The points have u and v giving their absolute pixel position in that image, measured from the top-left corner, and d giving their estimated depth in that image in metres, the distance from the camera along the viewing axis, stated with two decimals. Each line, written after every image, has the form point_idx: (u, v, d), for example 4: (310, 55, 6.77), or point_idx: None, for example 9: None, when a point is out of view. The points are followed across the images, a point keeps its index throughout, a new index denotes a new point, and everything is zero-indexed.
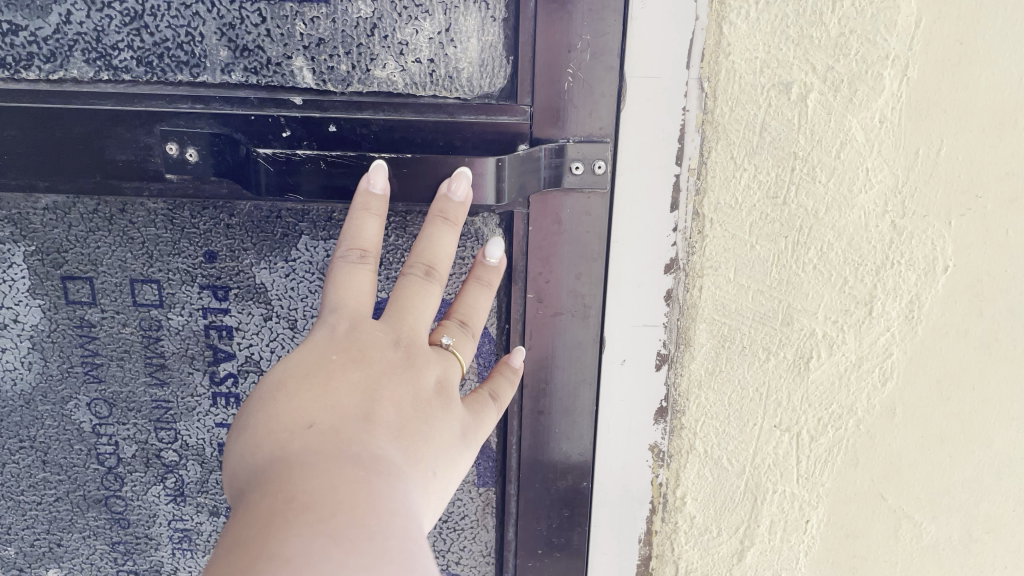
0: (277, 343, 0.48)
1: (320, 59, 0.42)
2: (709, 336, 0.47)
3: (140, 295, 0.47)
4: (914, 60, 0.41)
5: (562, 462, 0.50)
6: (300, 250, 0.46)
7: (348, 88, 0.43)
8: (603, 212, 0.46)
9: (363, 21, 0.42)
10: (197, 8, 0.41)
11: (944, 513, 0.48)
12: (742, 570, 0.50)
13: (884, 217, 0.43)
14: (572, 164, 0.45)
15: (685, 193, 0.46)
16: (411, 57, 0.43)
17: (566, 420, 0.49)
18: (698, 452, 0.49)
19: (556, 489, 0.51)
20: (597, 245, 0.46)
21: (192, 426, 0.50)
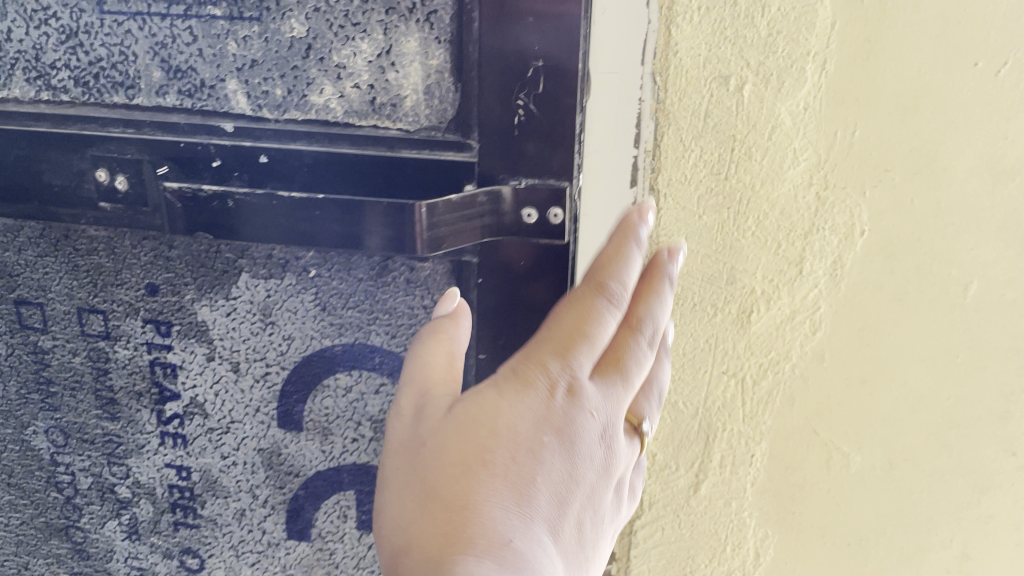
0: (218, 381, 0.61)
1: (256, 83, 0.52)
2: None
3: (88, 325, 0.61)
4: (830, 56, 0.50)
5: None
6: (240, 288, 0.58)
7: (283, 113, 0.52)
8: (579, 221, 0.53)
9: (299, 42, 0.51)
10: (130, 28, 0.52)
11: (867, 445, 0.59)
12: (697, 499, 0.60)
13: (810, 189, 0.52)
14: (527, 212, 0.50)
15: (642, 171, 0.53)
16: (349, 81, 0.51)
17: None
18: None
19: None
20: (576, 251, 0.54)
21: (140, 463, 0.65)
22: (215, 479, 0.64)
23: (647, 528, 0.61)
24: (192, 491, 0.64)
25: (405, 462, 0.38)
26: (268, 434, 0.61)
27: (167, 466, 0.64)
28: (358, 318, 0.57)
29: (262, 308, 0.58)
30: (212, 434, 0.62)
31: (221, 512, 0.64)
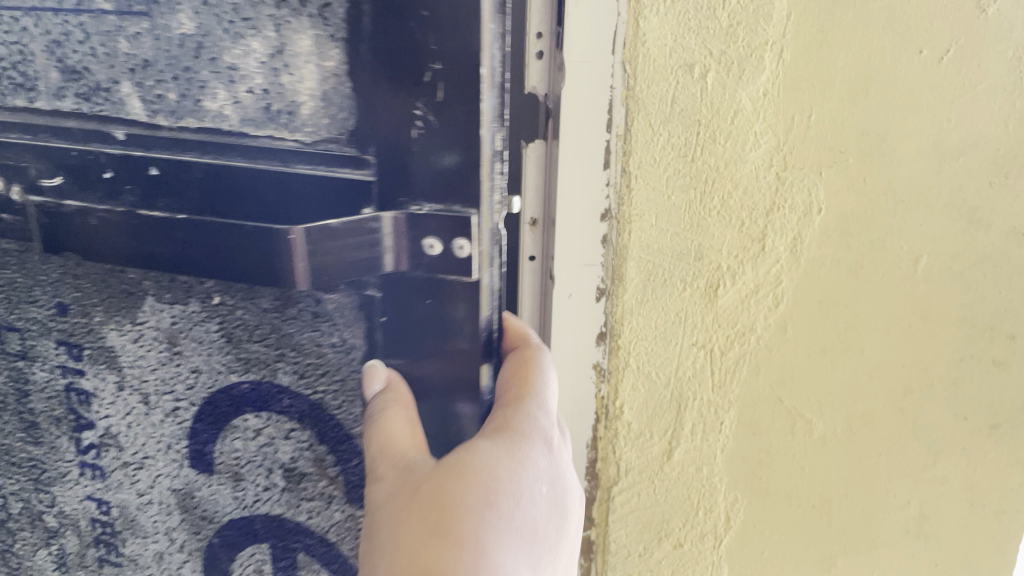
0: (130, 413, 0.56)
1: (149, 88, 0.47)
2: (638, 271, 0.59)
3: (8, 339, 0.57)
4: (787, 45, 0.54)
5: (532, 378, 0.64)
6: (148, 313, 0.53)
7: (176, 121, 0.47)
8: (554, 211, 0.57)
9: (189, 40, 0.45)
10: (26, 22, 0.47)
11: (828, 411, 0.63)
12: (671, 466, 0.63)
13: (771, 171, 0.56)
14: (428, 242, 0.44)
15: (614, 155, 0.56)
16: (242, 86, 0.45)
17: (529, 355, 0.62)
18: (632, 368, 0.61)
19: None
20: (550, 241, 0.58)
21: (65, 492, 0.60)
22: (134, 518, 0.59)
23: (623, 494, 0.64)
24: (114, 527, 0.60)
25: (384, 516, 0.42)
26: (179, 473, 0.57)
27: (89, 498, 0.60)
28: (263, 354, 0.53)
29: (168, 336, 0.53)
30: (127, 469, 0.58)
31: (141, 554, 0.60)
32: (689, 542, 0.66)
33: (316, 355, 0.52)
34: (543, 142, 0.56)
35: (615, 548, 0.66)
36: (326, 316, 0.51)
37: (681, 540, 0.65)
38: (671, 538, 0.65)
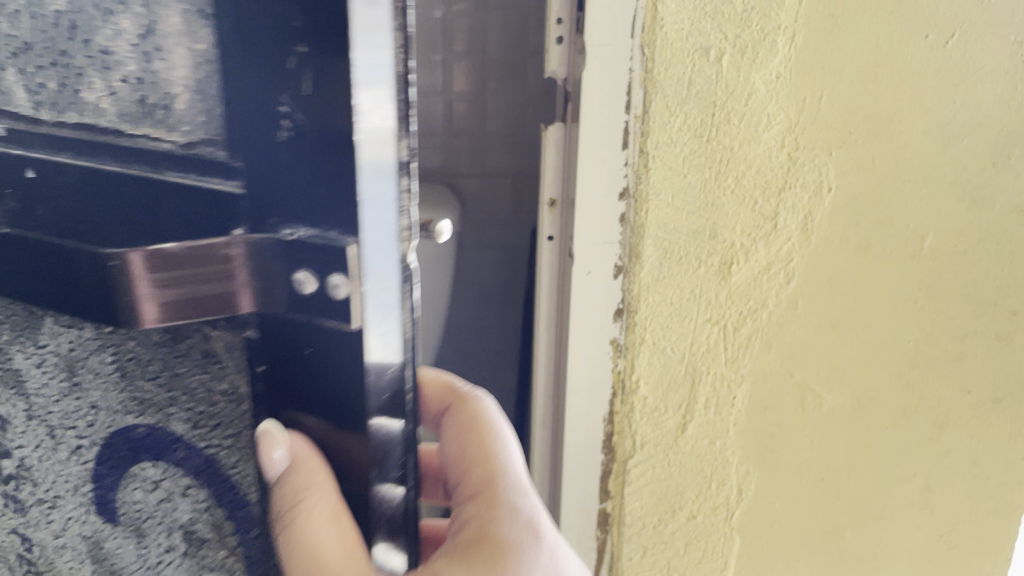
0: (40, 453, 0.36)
1: (29, 71, 0.30)
2: (655, 249, 0.61)
3: None
4: (799, 29, 0.56)
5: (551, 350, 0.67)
6: (47, 332, 0.34)
7: (53, 115, 0.30)
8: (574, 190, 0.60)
9: (61, 16, 0.29)
10: None
11: (836, 385, 0.65)
12: (685, 439, 0.66)
13: (783, 151, 0.58)
14: (302, 276, 0.27)
15: (633, 135, 0.58)
16: (116, 73, 0.28)
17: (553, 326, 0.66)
18: (648, 344, 0.63)
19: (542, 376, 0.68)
20: (569, 218, 0.62)
21: None
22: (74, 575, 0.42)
23: (639, 467, 0.66)
24: None
25: None
26: (87, 521, 0.36)
27: None
28: (169, 398, 0.32)
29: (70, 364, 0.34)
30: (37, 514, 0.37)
31: None
32: (702, 514, 0.68)
33: (213, 399, 0.32)
34: (562, 125, 0.60)
35: (631, 520, 0.68)
36: (217, 357, 0.31)
37: (694, 512, 0.68)
38: (685, 510, 0.68)
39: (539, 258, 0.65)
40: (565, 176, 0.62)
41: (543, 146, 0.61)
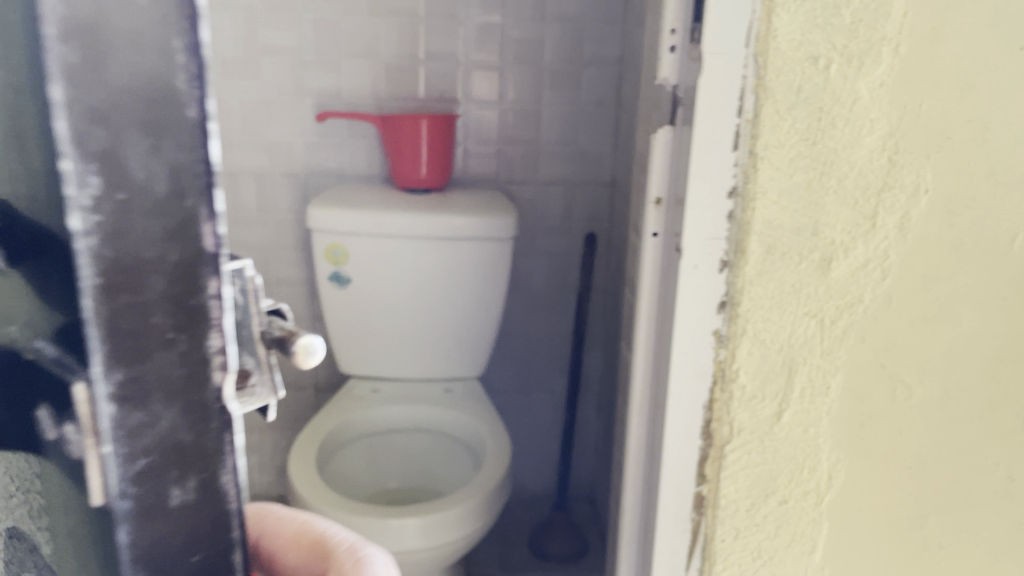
0: None
1: None
2: (760, 245, 0.65)
3: None
4: (903, 40, 0.60)
5: (653, 337, 0.71)
6: None
7: None
8: (684, 190, 0.65)
9: None
10: None
11: (926, 377, 0.68)
12: (780, 426, 0.69)
13: (884, 154, 0.62)
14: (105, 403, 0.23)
15: (743, 137, 0.62)
16: None
17: (657, 316, 0.70)
18: (749, 335, 0.67)
19: (644, 362, 0.72)
20: (676, 217, 0.67)
21: None
22: None
23: (735, 452, 0.70)
24: None
25: None
26: None
27: None
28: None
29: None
30: None
31: None
32: (793, 499, 0.72)
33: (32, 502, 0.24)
34: (672, 129, 0.67)
35: (725, 503, 0.72)
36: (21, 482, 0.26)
37: (786, 497, 0.72)
38: (777, 494, 0.71)
39: (644, 253, 0.70)
40: (672, 177, 0.67)
41: (653, 147, 0.68)
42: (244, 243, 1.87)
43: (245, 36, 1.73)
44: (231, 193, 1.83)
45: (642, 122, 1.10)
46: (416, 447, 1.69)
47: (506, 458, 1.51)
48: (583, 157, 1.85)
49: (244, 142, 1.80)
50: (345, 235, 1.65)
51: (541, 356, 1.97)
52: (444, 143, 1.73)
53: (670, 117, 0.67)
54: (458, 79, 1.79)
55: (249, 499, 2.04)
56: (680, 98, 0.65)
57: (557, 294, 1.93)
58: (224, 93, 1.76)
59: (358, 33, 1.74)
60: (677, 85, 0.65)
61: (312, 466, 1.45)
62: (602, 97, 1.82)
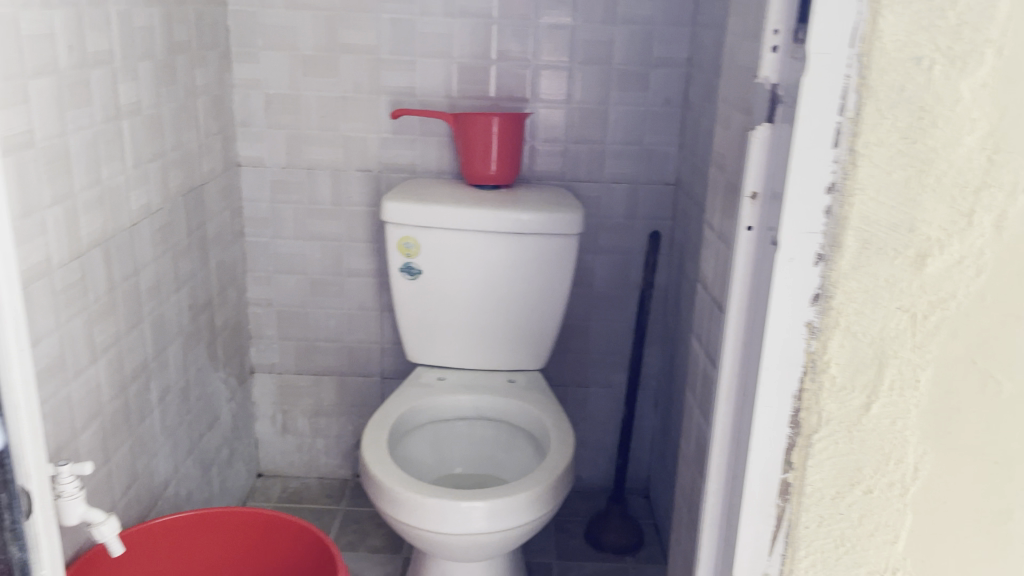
0: None
1: None
2: (856, 239, 0.67)
3: None
4: (1006, 43, 0.61)
5: (744, 328, 0.73)
6: None
7: None
8: (782, 184, 0.67)
9: None
10: None
11: (1017, 373, 0.69)
12: (868, 417, 0.71)
13: (983, 153, 0.64)
14: None
15: (843, 135, 0.64)
16: None
17: (749, 307, 0.73)
18: (841, 328, 0.69)
19: (735, 351, 0.75)
20: (772, 211, 0.69)
21: None
22: None
23: (822, 441, 0.72)
24: None
25: None
26: None
27: None
28: None
29: None
30: None
31: None
32: (878, 489, 0.74)
33: None
34: (770, 127, 0.69)
35: (810, 491, 0.74)
36: None
37: (871, 486, 0.74)
38: (862, 484, 0.73)
39: (738, 246, 0.72)
40: (769, 172, 0.69)
41: (750, 144, 0.70)
42: (315, 234, 1.93)
43: (325, 35, 1.79)
44: (306, 186, 1.89)
45: (721, 121, 1.12)
46: (479, 436, 1.73)
47: (570, 449, 1.54)
48: (649, 157, 1.87)
49: (320, 137, 1.86)
50: (417, 228, 1.70)
51: (602, 352, 2.00)
52: (514, 141, 1.77)
53: (768, 114, 0.69)
54: (528, 78, 1.83)
55: (313, 482, 2.10)
56: (779, 96, 0.67)
57: (619, 291, 1.95)
58: (303, 89, 1.83)
59: (433, 32, 1.79)
60: (778, 84, 0.68)
61: (382, 448, 1.51)
62: (669, 98, 1.83)
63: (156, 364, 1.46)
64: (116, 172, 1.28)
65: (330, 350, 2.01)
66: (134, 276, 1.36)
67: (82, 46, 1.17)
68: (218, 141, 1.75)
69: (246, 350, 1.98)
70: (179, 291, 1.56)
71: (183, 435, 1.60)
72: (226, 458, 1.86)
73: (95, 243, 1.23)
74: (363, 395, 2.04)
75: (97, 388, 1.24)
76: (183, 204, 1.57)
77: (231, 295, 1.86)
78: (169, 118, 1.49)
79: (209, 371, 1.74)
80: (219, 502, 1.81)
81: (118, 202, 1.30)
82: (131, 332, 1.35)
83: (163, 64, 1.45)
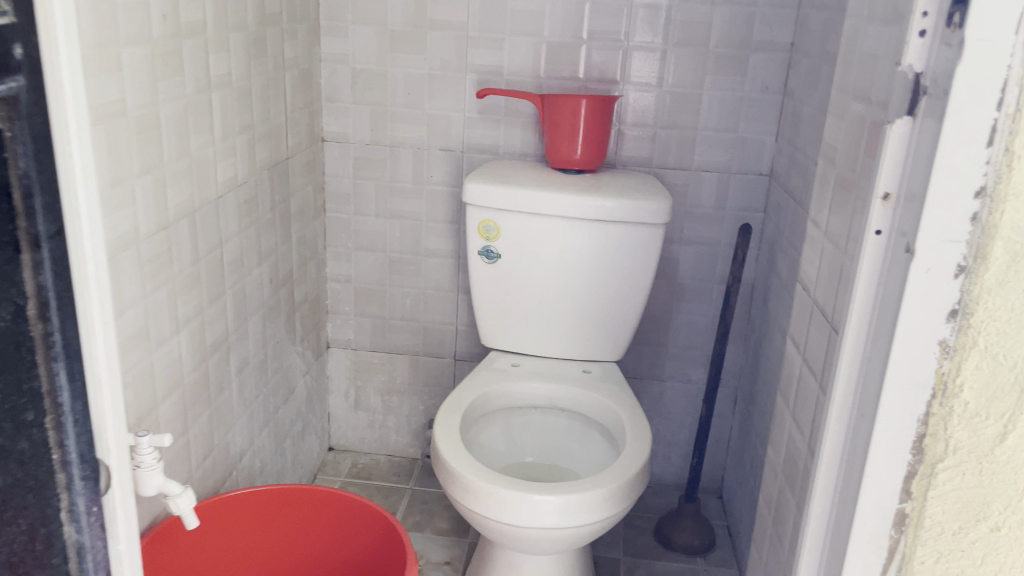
0: None
1: None
2: (1003, 252, 0.59)
3: None
4: None
5: (868, 342, 0.67)
6: None
7: None
8: (923, 186, 0.60)
9: None
10: None
11: None
12: (1002, 449, 0.64)
13: None
14: None
15: (1000, 133, 0.57)
16: None
17: (875, 320, 0.66)
18: (980, 348, 0.62)
19: (854, 365, 0.69)
20: (908, 214, 0.62)
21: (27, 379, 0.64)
22: None
23: (947, 472, 0.66)
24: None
25: None
26: None
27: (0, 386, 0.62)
28: None
29: None
30: None
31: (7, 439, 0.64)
32: (1006, 526, 0.67)
33: None
34: (911, 122, 0.62)
35: (929, 524, 0.68)
36: None
37: (998, 523, 0.67)
38: (988, 521, 0.67)
39: (862, 250, 0.66)
40: (906, 172, 0.62)
41: (886, 139, 0.63)
42: (395, 212, 1.91)
43: (414, 10, 1.76)
44: (389, 163, 1.87)
45: (834, 110, 1.04)
46: (551, 427, 1.69)
47: (646, 446, 1.49)
48: (742, 146, 1.79)
49: (405, 114, 1.84)
50: (499, 211, 1.66)
51: (682, 346, 1.93)
52: (602, 125, 1.71)
53: (910, 107, 0.62)
54: (620, 59, 1.76)
55: (383, 459, 2.11)
56: (923, 87, 0.61)
57: (703, 283, 1.88)
58: (390, 65, 1.80)
59: (523, 10, 1.74)
60: (923, 73, 0.61)
61: (454, 434, 1.48)
62: (768, 85, 1.74)
63: (236, 337, 1.46)
64: (204, 143, 1.28)
65: (405, 329, 2.00)
66: (219, 249, 1.36)
67: (175, 14, 1.16)
68: (304, 115, 1.74)
69: (323, 324, 1.98)
70: (261, 264, 1.56)
71: (259, 409, 1.60)
72: (300, 431, 1.87)
73: (182, 214, 1.22)
74: (436, 376, 2.03)
75: (179, 360, 1.24)
76: (268, 177, 1.57)
77: (310, 270, 1.86)
78: (258, 91, 1.48)
79: (287, 346, 1.74)
80: (291, 475, 1.82)
81: (206, 173, 1.30)
82: (214, 304, 1.36)
83: (254, 35, 1.44)
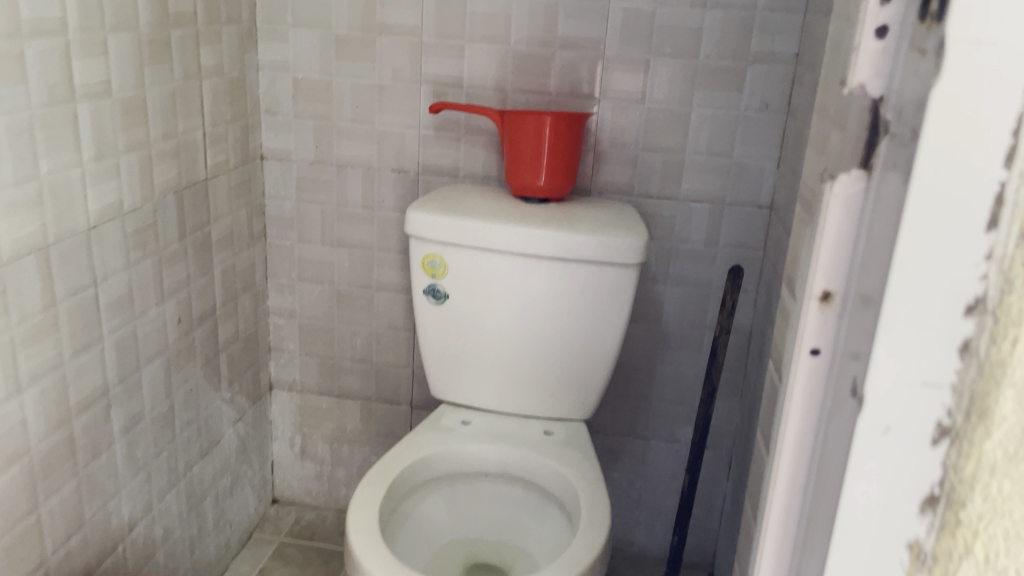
0: None
1: None
2: (1015, 413, 0.39)
3: None
4: None
5: (809, 512, 0.46)
6: None
7: None
8: (882, 290, 0.40)
9: None
10: None
11: None
12: None
13: None
14: None
15: (1009, 211, 0.37)
16: None
17: (819, 483, 0.45)
18: (975, 558, 0.41)
19: (790, 540, 0.48)
20: (858, 330, 0.42)
21: None
22: None
23: None
24: None
25: None
26: None
27: None
28: None
29: None
30: None
31: None
32: None
33: None
34: (865, 181, 0.42)
35: None
36: None
37: None
38: None
39: (792, 375, 0.46)
40: (857, 262, 0.42)
41: (828, 208, 0.43)
42: (343, 240, 1.69)
43: (361, 12, 1.54)
44: (336, 185, 1.66)
45: (813, 141, 0.79)
46: (503, 498, 1.45)
47: (603, 532, 1.23)
48: (738, 173, 1.53)
49: (352, 130, 1.62)
50: (445, 245, 1.43)
51: (668, 402, 1.68)
52: (570, 147, 1.47)
53: None
54: (596, 71, 1.52)
55: (332, 514, 1.89)
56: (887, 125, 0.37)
57: (692, 330, 1.62)
58: (335, 74, 1.59)
59: (485, 13, 1.51)
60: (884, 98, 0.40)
61: (372, 509, 1.25)
62: (768, 102, 1.48)
63: (122, 391, 1.25)
64: (65, 165, 1.08)
65: (355, 371, 1.77)
66: (92, 288, 1.16)
67: (13, 10, 0.96)
68: (234, 130, 1.54)
69: (263, 364, 1.77)
70: (163, 303, 1.35)
71: (163, 469, 1.39)
72: (228, 486, 1.65)
73: (26, 252, 1.02)
74: (390, 424, 1.80)
75: (21, 426, 1.04)
76: (175, 202, 1.35)
77: (245, 304, 1.65)
78: (157, 103, 1.27)
79: (208, 392, 1.53)
80: (213, 538, 1.60)
81: (69, 201, 1.09)
82: (83, 354, 1.15)
83: (149, 38, 1.24)
